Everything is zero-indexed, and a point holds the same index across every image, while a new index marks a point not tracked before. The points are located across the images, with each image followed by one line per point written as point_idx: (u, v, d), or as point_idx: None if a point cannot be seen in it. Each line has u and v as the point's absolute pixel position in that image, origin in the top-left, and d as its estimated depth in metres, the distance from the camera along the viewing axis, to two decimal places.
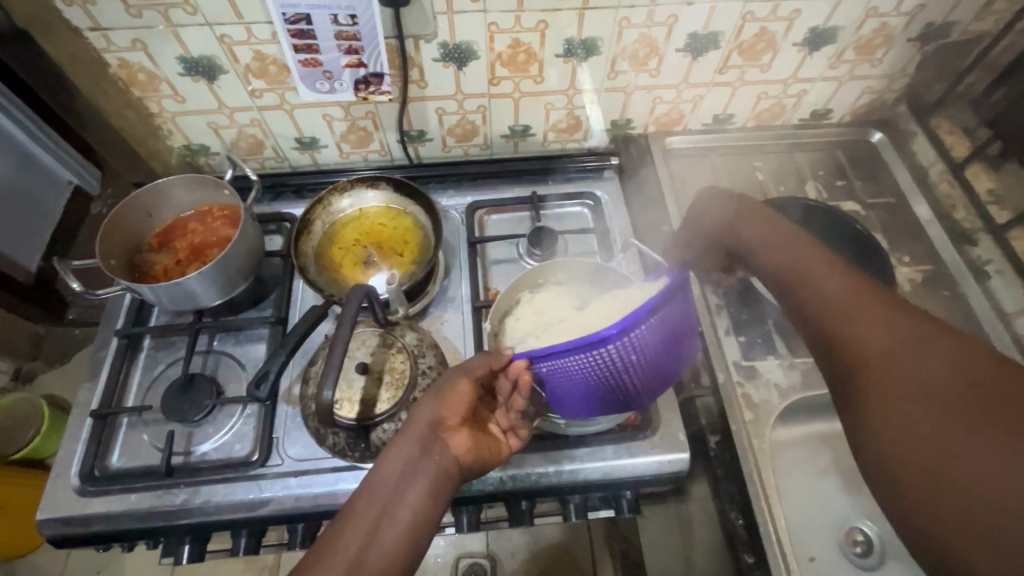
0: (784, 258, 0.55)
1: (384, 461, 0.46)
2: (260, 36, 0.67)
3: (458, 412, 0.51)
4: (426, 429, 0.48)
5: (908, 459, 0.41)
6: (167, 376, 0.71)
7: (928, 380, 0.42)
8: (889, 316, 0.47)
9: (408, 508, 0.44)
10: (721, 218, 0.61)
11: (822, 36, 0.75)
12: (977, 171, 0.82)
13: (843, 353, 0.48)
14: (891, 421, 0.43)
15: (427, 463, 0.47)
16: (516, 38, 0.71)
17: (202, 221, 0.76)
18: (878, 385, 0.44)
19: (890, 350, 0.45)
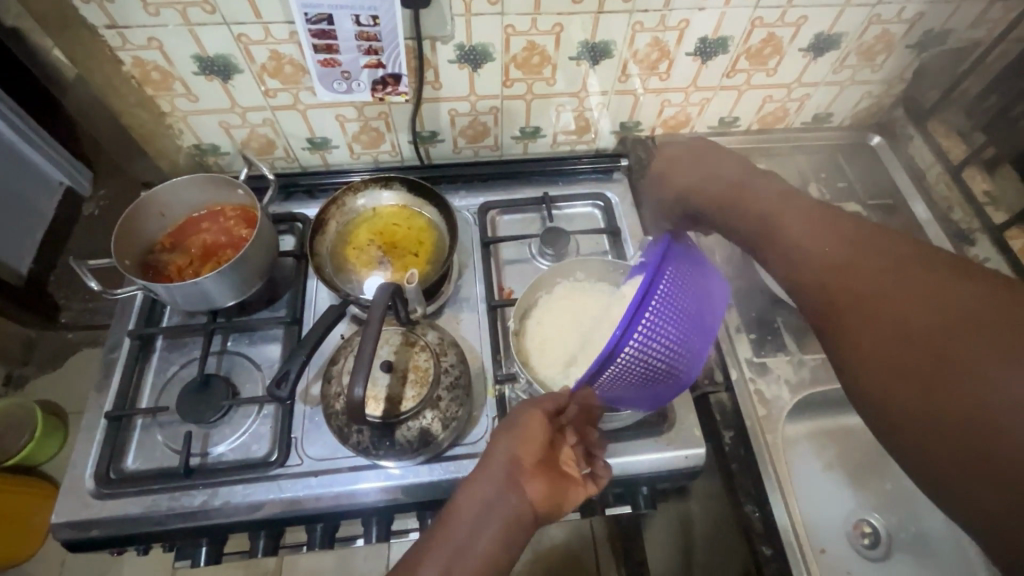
0: (739, 192, 0.56)
1: (462, 501, 0.48)
2: (278, 37, 0.67)
3: (534, 452, 0.50)
4: (497, 470, 0.49)
5: (899, 384, 0.40)
6: (181, 377, 0.71)
7: (905, 301, 0.41)
8: (861, 240, 0.46)
9: (483, 551, 0.46)
10: (676, 160, 0.64)
11: (826, 42, 0.77)
12: (974, 173, 0.85)
13: (829, 294, 0.46)
14: (876, 350, 0.42)
15: (503, 505, 0.47)
16: (532, 40, 0.72)
17: (215, 221, 0.76)
18: (871, 321, 0.42)
19: (880, 286, 0.43)
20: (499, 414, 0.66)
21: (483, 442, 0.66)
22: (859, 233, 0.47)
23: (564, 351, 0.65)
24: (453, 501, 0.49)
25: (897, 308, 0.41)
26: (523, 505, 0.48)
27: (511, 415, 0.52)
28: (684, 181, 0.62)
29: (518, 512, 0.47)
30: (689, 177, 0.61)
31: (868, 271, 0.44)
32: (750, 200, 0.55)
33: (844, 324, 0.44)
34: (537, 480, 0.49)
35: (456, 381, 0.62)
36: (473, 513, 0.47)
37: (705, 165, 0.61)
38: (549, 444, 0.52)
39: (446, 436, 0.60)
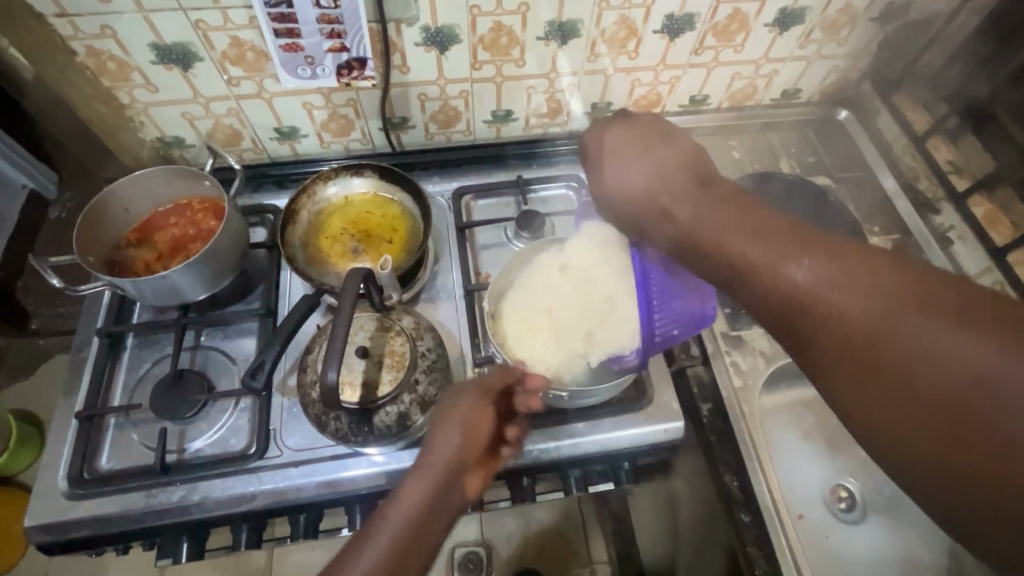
0: (686, 198, 0.49)
1: (409, 490, 0.50)
2: (237, 22, 0.65)
3: (477, 449, 0.53)
4: (443, 469, 0.51)
5: (908, 427, 0.35)
6: (153, 374, 0.69)
7: (900, 330, 0.35)
8: (833, 254, 0.40)
9: (426, 549, 0.48)
10: (612, 149, 0.56)
11: (791, 16, 0.78)
12: (938, 143, 0.86)
13: (825, 334, 0.39)
14: (878, 389, 0.36)
15: (444, 500, 0.50)
16: (498, 21, 0.71)
17: (182, 214, 0.74)
18: (885, 364, 0.36)
19: (884, 321, 0.36)
20: None
21: None
22: (828, 245, 0.41)
23: (539, 330, 0.65)
24: (396, 499, 0.49)
25: (893, 340, 0.36)
26: (459, 502, 0.52)
27: (464, 416, 0.53)
28: (628, 182, 0.54)
29: (455, 507, 0.51)
30: (638, 170, 0.53)
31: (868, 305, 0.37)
32: (697, 208, 0.48)
33: (833, 358, 0.38)
34: (476, 478, 0.53)
35: (434, 364, 0.62)
36: (419, 513, 0.49)
37: (652, 158, 0.53)
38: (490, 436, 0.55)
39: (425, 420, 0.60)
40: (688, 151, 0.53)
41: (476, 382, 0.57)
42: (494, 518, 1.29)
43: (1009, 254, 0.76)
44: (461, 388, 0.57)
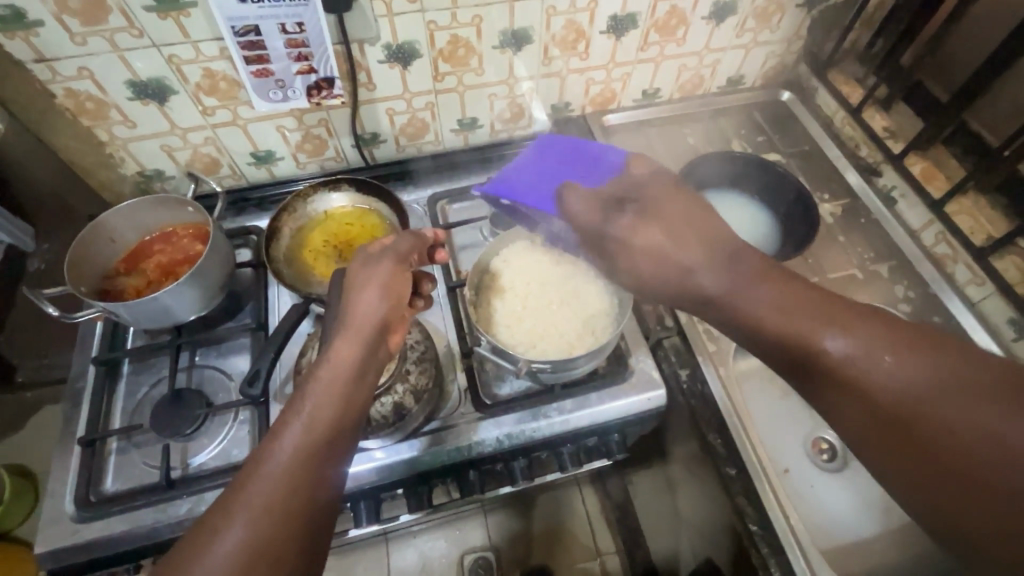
0: (716, 265, 0.51)
1: (341, 347, 0.51)
2: (208, 54, 0.69)
3: (398, 294, 0.56)
4: (370, 328, 0.53)
5: (945, 487, 0.42)
6: (151, 396, 0.71)
7: (931, 403, 0.42)
8: (866, 333, 0.46)
9: (361, 394, 0.51)
10: (611, 202, 0.57)
11: (725, 9, 0.84)
12: (873, 113, 0.93)
13: (864, 400, 0.45)
14: (921, 456, 0.42)
15: (370, 352, 0.53)
16: (454, 34, 0.76)
17: (167, 241, 0.77)
18: (913, 426, 0.43)
19: (913, 391, 0.43)
20: (468, 385, 0.71)
21: (457, 412, 0.70)
22: (855, 321, 0.46)
23: (519, 319, 0.70)
24: (330, 361, 0.50)
25: (927, 413, 0.42)
26: (382, 356, 0.55)
27: (387, 277, 0.55)
28: (651, 238, 0.53)
29: (380, 361, 0.54)
30: (656, 229, 0.53)
31: (899, 378, 0.44)
32: (733, 280, 0.51)
33: (874, 426, 0.44)
34: (394, 335, 0.56)
35: (423, 355, 0.68)
36: (353, 368, 0.50)
37: (671, 218, 0.53)
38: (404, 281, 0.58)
39: (419, 408, 0.66)
40: (705, 206, 0.55)
41: (390, 249, 0.58)
42: (499, 519, 1.31)
43: (946, 205, 0.82)
44: (376, 253, 0.58)
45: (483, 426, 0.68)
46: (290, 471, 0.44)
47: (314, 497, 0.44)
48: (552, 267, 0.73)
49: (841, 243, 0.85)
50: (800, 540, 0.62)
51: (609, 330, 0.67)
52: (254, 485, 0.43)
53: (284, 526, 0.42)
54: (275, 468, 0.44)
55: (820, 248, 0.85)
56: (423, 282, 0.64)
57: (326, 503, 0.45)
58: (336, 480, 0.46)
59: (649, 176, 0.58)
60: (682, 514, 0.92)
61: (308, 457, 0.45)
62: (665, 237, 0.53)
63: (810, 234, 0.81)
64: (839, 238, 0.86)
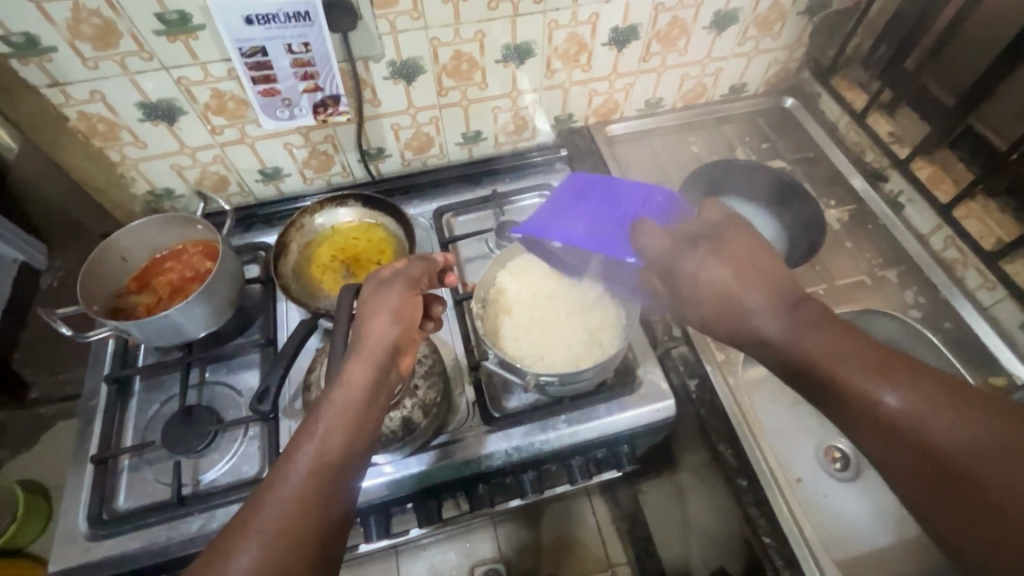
0: (775, 308, 0.53)
1: (355, 371, 0.51)
2: (216, 75, 0.71)
3: (410, 318, 0.57)
4: (382, 353, 0.53)
5: (1001, 547, 0.40)
6: (163, 413, 0.72)
7: (990, 463, 0.42)
8: (922, 386, 0.46)
9: (374, 418, 0.51)
10: (684, 242, 0.58)
11: (726, 18, 0.84)
12: (877, 118, 0.93)
13: (918, 453, 0.45)
14: (975, 511, 0.42)
15: (383, 378, 0.53)
16: (457, 50, 0.77)
17: (177, 259, 0.78)
18: (969, 484, 0.42)
19: (971, 449, 0.43)
20: (476, 398, 0.71)
21: (466, 426, 0.70)
22: (912, 375, 0.47)
23: (527, 331, 0.70)
24: (344, 385, 0.50)
25: (987, 474, 0.42)
26: (393, 379, 0.55)
27: (398, 302, 0.56)
28: (716, 276, 0.54)
29: (392, 384, 0.54)
30: (722, 264, 0.55)
31: (956, 435, 0.44)
32: (790, 323, 0.52)
33: (926, 478, 0.44)
34: (406, 358, 0.57)
35: (431, 369, 0.69)
36: (365, 394, 0.50)
37: (735, 256, 0.56)
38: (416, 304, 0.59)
39: (428, 422, 0.66)
40: (772, 253, 0.57)
41: (401, 274, 0.59)
42: (508, 530, 1.30)
43: (954, 210, 0.81)
44: (387, 278, 0.58)
45: (493, 439, 0.68)
46: (301, 493, 0.44)
47: (326, 522, 0.45)
48: (558, 279, 0.74)
49: (848, 249, 0.85)
50: (814, 553, 0.61)
51: (616, 341, 0.67)
52: (266, 508, 0.43)
53: (294, 550, 0.42)
54: (288, 491, 0.44)
55: (827, 255, 0.85)
56: (433, 305, 0.64)
57: (334, 528, 0.45)
58: (345, 505, 0.46)
59: (720, 221, 0.60)
60: (694, 525, 0.92)
61: (321, 481, 0.45)
62: (727, 275, 0.54)
63: (817, 241, 0.81)
64: (846, 244, 0.86)
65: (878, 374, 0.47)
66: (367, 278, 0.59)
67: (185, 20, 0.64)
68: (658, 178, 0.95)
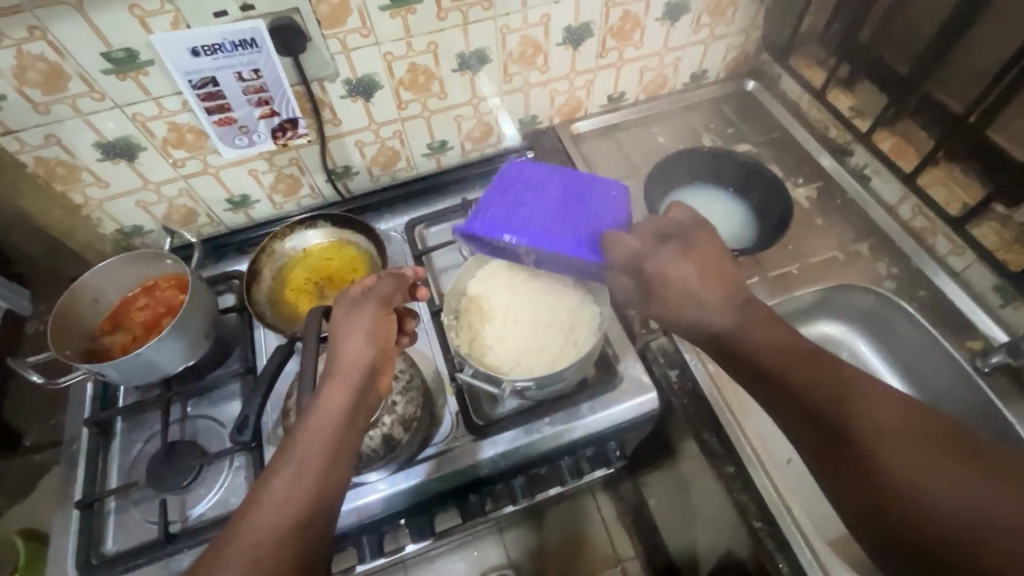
0: (724, 305, 0.56)
1: (333, 393, 0.51)
2: (171, 108, 0.70)
3: (386, 338, 0.57)
4: (360, 374, 0.53)
5: (902, 522, 0.44)
6: (146, 452, 0.72)
7: (901, 451, 0.45)
8: (848, 379, 0.49)
9: (353, 438, 0.51)
10: (653, 241, 0.61)
11: (678, 8, 0.85)
12: (838, 93, 0.93)
13: (842, 438, 0.47)
14: (883, 491, 0.45)
15: (360, 399, 0.53)
16: (412, 62, 0.77)
17: (150, 295, 0.77)
18: (881, 468, 0.45)
19: (886, 437, 0.46)
20: (459, 407, 0.71)
21: (451, 437, 0.70)
22: (840, 369, 0.50)
23: (502, 338, 0.70)
24: (317, 410, 0.50)
25: (897, 458, 0.45)
26: (372, 401, 0.55)
27: (373, 323, 0.56)
28: (678, 273, 0.58)
29: (370, 406, 0.54)
30: (688, 263, 0.58)
31: (874, 423, 0.47)
32: (737, 318, 0.55)
33: (845, 460, 0.47)
34: (385, 377, 0.57)
35: (409, 384, 0.68)
36: (342, 414, 0.50)
37: (701, 258, 0.59)
38: (393, 323, 0.58)
39: (410, 437, 0.66)
40: (729, 258, 0.59)
41: (373, 293, 0.59)
42: (516, 535, 1.30)
43: (919, 177, 0.81)
44: (358, 299, 0.58)
45: (478, 448, 0.68)
46: (280, 517, 0.45)
47: (305, 545, 0.45)
48: (531, 284, 0.73)
49: (819, 226, 0.85)
50: (803, 532, 0.61)
51: (591, 339, 0.67)
52: (245, 535, 0.44)
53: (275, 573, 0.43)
54: (264, 515, 0.45)
55: (799, 234, 0.85)
56: (407, 320, 0.64)
57: (318, 551, 0.46)
58: (326, 526, 0.46)
59: (688, 222, 0.62)
60: (694, 513, 0.92)
61: (300, 505, 0.46)
62: (687, 274, 0.57)
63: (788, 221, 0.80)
64: (817, 221, 0.86)
65: (812, 368, 0.50)
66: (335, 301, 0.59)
67: (132, 57, 0.64)
68: (627, 172, 0.95)
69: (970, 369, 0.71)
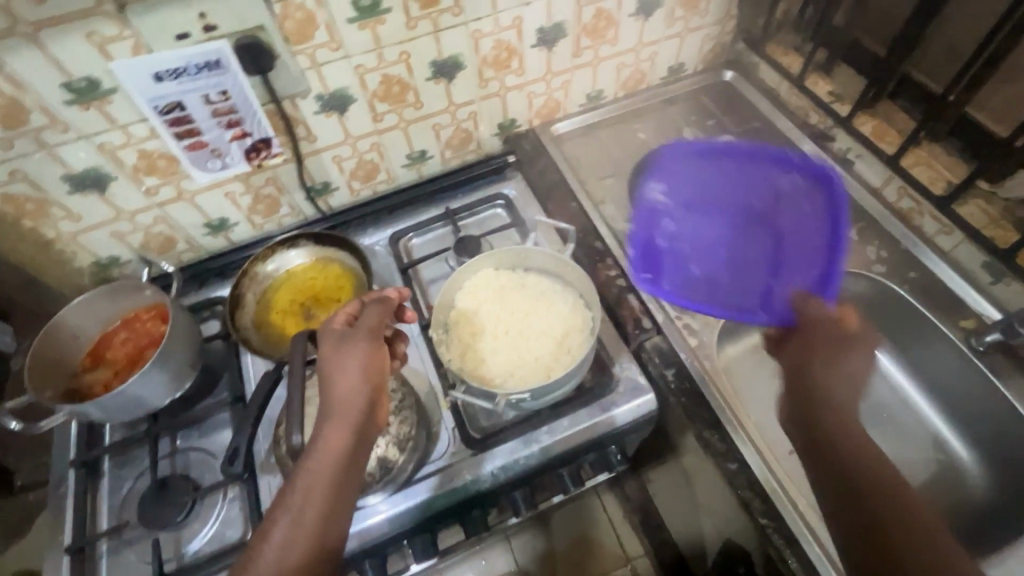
0: (822, 361, 0.64)
1: (331, 437, 0.51)
2: (138, 136, 0.69)
3: (380, 371, 0.56)
4: (357, 413, 0.53)
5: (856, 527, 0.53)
6: (136, 490, 0.70)
7: (878, 490, 0.54)
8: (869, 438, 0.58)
9: (354, 480, 0.52)
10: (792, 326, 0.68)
11: (650, 3, 0.84)
12: (816, 78, 0.93)
13: (839, 458, 0.56)
14: (848, 499, 0.54)
15: (358, 439, 0.53)
16: (385, 73, 0.76)
17: (130, 327, 0.75)
18: (852, 486, 0.54)
19: (875, 479, 0.54)
20: (455, 422, 0.69)
21: (449, 453, 0.69)
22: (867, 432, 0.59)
23: (494, 349, 0.68)
24: (314, 458, 0.50)
25: (871, 489, 0.54)
26: (370, 436, 0.55)
27: (366, 360, 0.55)
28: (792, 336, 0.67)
29: (369, 441, 0.55)
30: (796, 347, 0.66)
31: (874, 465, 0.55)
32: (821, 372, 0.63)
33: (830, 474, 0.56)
34: (382, 410, 0.57)
35: (402, 404, 0.67)
36: (341, 458, 0.51)
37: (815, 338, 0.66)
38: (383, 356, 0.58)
39: (405, 458, 0.65)
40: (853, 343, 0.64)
41: (361, 326, 0.57)
42: (524, 541, 1.28)
43: (902, 160, 0.81)
44: (349, 332, 0.56)
45: (476, 463, 0.67)
46: (282, 561, 0.46)
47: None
48: (520, 293, 0.72)
49: None
50: (809, 526, 0.60)
51: (584, 344, 0.67)
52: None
53: None
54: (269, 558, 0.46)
55: None
56: (397, 343, 0.63)
57: None
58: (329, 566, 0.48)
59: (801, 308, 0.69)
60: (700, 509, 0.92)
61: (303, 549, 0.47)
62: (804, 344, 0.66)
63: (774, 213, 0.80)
64: None
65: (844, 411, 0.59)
66: (320, 334, 0.57)
67: (94, 86, 0.62)
68: (611, 170, 0.94)
69: (965, 349, 0.71)
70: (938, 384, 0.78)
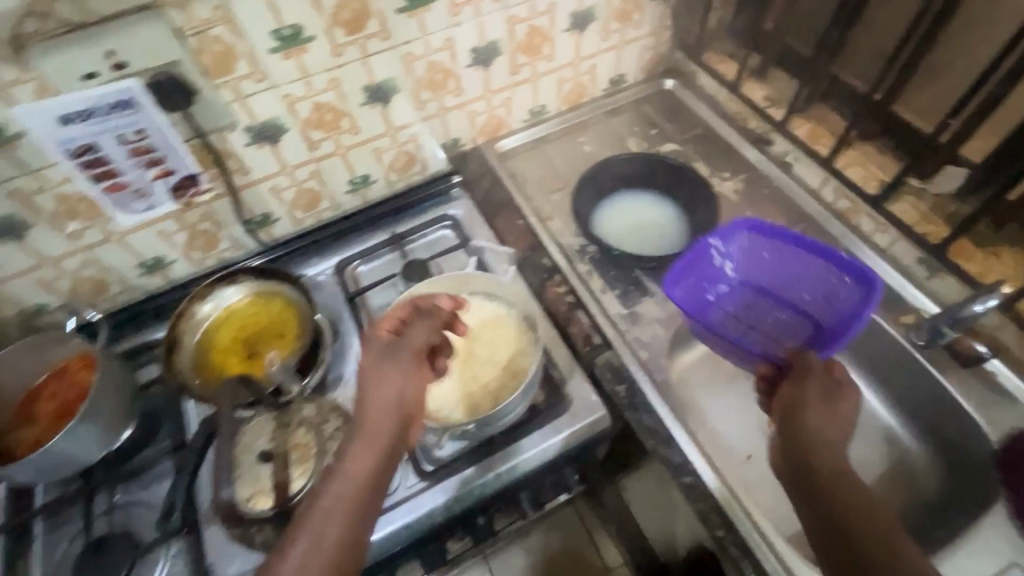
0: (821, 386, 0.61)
1: (359, 455, 0.53)
2: (53, 180, 0.65)
3: (419, 388, 0.59)
4: (387, 431, 0.56)
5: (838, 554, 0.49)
6: (71, 552, 0.66)
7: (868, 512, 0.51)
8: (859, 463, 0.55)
9: (376, 502, 0.53)
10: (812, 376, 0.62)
11: (583, 18, 0.84)
12: (751, 85, 0.95)
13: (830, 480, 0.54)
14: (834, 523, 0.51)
15: (387, 458, 0.55)
16: (316, 101, 0.74)
17: (58, 380, 0.70)
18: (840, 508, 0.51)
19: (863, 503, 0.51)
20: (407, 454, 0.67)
21: (403, 487, 0.66)
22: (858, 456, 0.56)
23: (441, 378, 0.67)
24: (343, 476, 0.52)
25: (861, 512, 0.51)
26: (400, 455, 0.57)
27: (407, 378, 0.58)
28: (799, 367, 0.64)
29: (398, 461, 0.57)
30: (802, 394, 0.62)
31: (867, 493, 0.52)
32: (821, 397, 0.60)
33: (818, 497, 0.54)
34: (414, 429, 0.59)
35: None
36: (366, 479, 0.53)
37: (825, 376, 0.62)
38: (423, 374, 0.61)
39: None
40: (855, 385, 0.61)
41: (405, 343, 0.61)
42: (502, 562, 1.26)
43: (836, 161, 0.84)
44: (394, 346, 0.60)
45: (430, 495, 0.65)
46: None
47: None
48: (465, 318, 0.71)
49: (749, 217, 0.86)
50: (765, 536, 0.60)
51: (532, 366, 0.66)
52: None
53: None
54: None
55: None
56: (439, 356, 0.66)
57: None
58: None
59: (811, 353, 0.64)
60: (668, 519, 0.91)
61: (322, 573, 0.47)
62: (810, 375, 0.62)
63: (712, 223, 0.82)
64: (747, 213, 0.87)
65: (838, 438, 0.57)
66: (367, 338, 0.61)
67: None
68: (558, 184, 0.93)
69: (907, 344, 0.72)
70: (880, 375, 0.78)
